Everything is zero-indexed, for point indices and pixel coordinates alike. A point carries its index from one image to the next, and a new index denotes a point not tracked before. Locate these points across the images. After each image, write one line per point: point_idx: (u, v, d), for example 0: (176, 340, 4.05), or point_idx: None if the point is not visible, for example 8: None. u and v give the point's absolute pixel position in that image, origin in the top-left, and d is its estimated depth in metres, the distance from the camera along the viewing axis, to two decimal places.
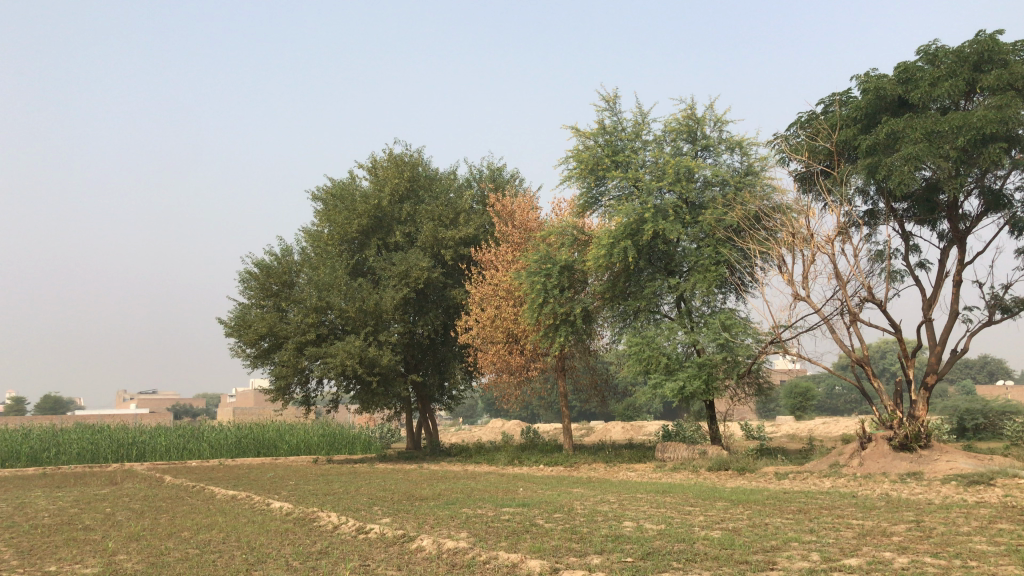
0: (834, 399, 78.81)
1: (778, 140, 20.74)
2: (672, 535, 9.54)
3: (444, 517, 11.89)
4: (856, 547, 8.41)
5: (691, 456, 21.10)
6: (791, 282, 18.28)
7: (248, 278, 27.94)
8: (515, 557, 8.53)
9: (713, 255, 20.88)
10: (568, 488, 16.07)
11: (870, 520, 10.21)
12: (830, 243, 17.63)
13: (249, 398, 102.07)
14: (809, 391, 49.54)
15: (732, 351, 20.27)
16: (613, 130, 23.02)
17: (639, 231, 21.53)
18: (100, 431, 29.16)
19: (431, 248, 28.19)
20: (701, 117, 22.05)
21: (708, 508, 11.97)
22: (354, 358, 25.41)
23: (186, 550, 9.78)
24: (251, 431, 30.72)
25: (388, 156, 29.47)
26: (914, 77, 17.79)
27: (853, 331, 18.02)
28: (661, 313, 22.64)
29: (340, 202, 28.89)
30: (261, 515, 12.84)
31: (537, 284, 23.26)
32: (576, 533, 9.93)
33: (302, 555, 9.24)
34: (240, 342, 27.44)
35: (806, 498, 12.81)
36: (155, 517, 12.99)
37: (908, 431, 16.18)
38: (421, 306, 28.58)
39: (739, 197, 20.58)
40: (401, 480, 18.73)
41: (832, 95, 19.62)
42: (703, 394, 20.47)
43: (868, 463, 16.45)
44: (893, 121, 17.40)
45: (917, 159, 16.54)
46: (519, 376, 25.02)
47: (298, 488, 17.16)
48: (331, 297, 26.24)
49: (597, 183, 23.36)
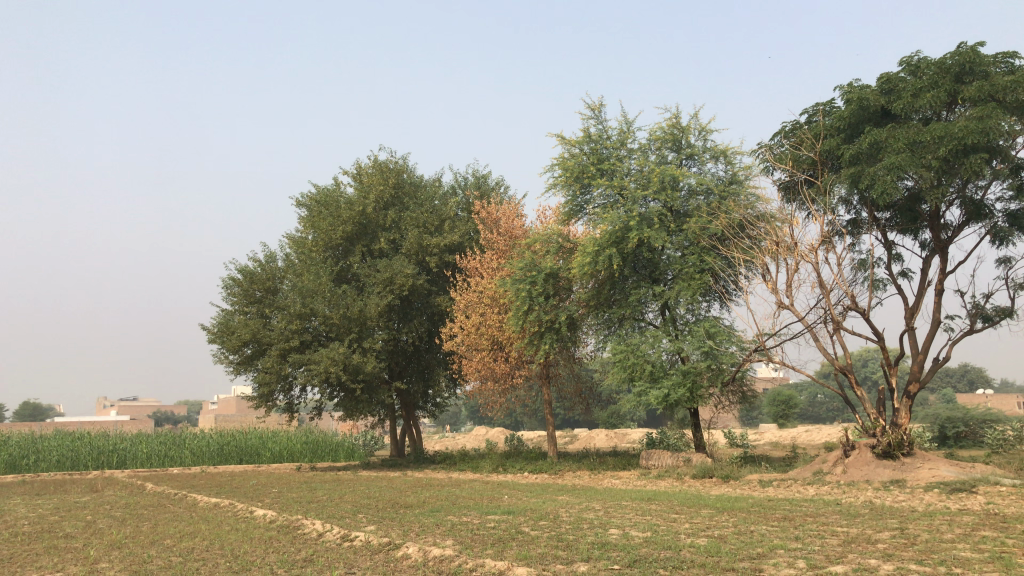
0: (817, 408, 79.28)
1: (762, 149, 20.87)
2: (658, 543, 9.54)
3: (430, 524, 11.85)
4: (842, 554, 8.45)
5: (676, 463, 21.14)
6: (775, 290, 18.38)
7: (232, 284, 27.88)
8: (502, 565, 8.50)
9: (698, 263, 21.03)
10: (554, 496, 16.04)
11: (854, 528, 10.26)
12: (814, 252, 17.75)
13: (231, 405, 101.54)
14: (791, 399, 49.93)
15: (716, 359, 20.35)
16: (598, 138, 23.07)
17: (624, 238, 21.59)
18: (80, 437, 28.91)
19: (415, 254, 28.13)
20: (685, 126, 22.17)
21: (694, 516, 11.99)
22: (337, 365, 25.33)
23: (170, 558, 9.69)
24: (234, 438, 30.50)
25: (373, 162, 29.43)
26: (897, 87, 18.01)
27: (837, 339, 18.13)
28: (646, 321, 22.70)
29: (324, 208, 28.82)
30: (245, 523, 12.75)
31: (522, 292, 23.28)
32: (563, 541, 9.91)
33: (287, 563, 9.18)
34: (223, 349, 27.36)
35: (791, 506, 12.84)
36: (137, 525, 12.85)
37: (891, 439, 16.25)
38: (405, 313, 28.49)
39: (723, 205, 20.66)
40: (386, 488, 18.64)
41: (816, 105, 19.79)
42: (688, 402, 20.47)
43: (851, 471, 16.51)
44: (876, 130, 17.57)
45: (900, 169, 16.71)
46: (503, 383, 24.93)
47: (281, 496, 17.08)
48: (315, 303, 26.15)
49: (583, 191, 23.45)
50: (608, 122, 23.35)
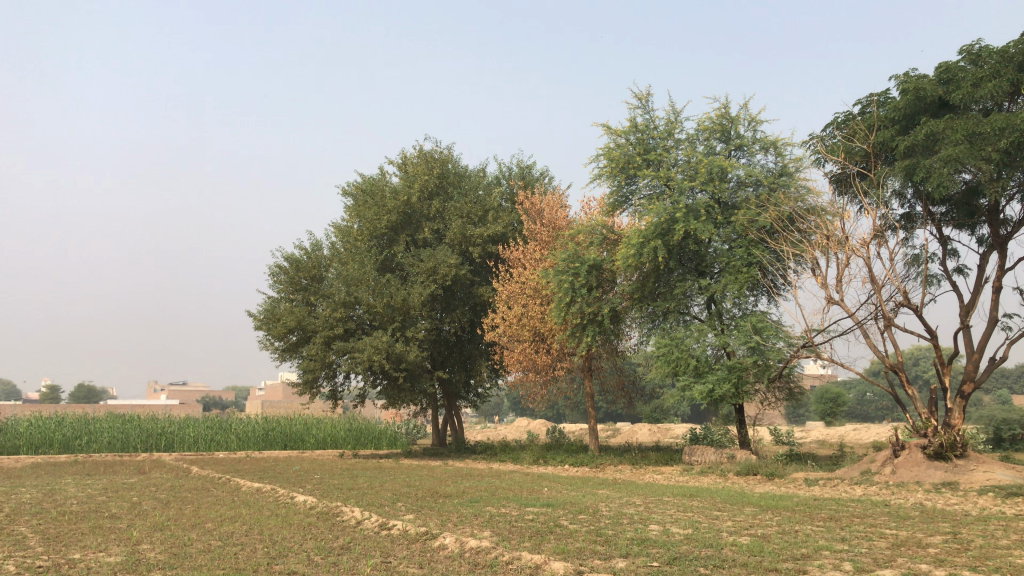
0: (865, 405, 77.84)
1: (814, 140, 20.40)
2: (700, 540, 9.32)
3: (468, 515, 11.80)
4: (891, 558, 8.16)
5: (720, 459, 20.83)
6: (825, 285, 17.93)
7: (278, 271, 28.20)
8: (539, 558, 8.36)
9: (746, 256, 20.60)
10: (594, 489, 15.90)
11: (904, 531, 9.92)
12: (865, 246, 17.27)
13: (278, 391, 103.20)
14: (839, 397, 48.89)
15: (763, 355, 19.93)
16: (645, 128, 22.72)
17: (669, 230, 21.25)
18: (130, 420, 29.48)
19: (459, 245, 28.12)
20: (734, 116, 21.74)
21: (737, 513, 11.75)
22: (381, 353, 25.44)
23: (210, 541, 9.75)
24: (279, 424, 30.84)
25: (418, 152, 29.48)
26: (956, 77, 17.43)
27: (888, 336, 17.62)
28: (691, 315, 22.34)
29: (370, 197, 28.98)
30: (285, 508, 12.82)
31: (564, 283, 23.11)
32: (602, 536, 9.76)
33: (324, 550, 9.16)
34: (269, 336, 27.69)
35: (836, 506, 12.53)
36: (180, 508, 12.99)
37: (944, 440, 15.78)
38: (448, 303, 28.50)
39: (773, 198, 20.24)
40: (427, 477, 18.64)
41: (870, 95, 19.28)
42: (733, 397, 20.19)
43: (901, 472, 16.02)
44: (933, 121, 17.02)
45: (957, 161, 16.17)
46: (545, 375, 24.83)
47: (323, 482, 17.17)
48: (359, 292, 26.29)
49: (628, 181, 23.09)
50: (655, 112, 22.95)
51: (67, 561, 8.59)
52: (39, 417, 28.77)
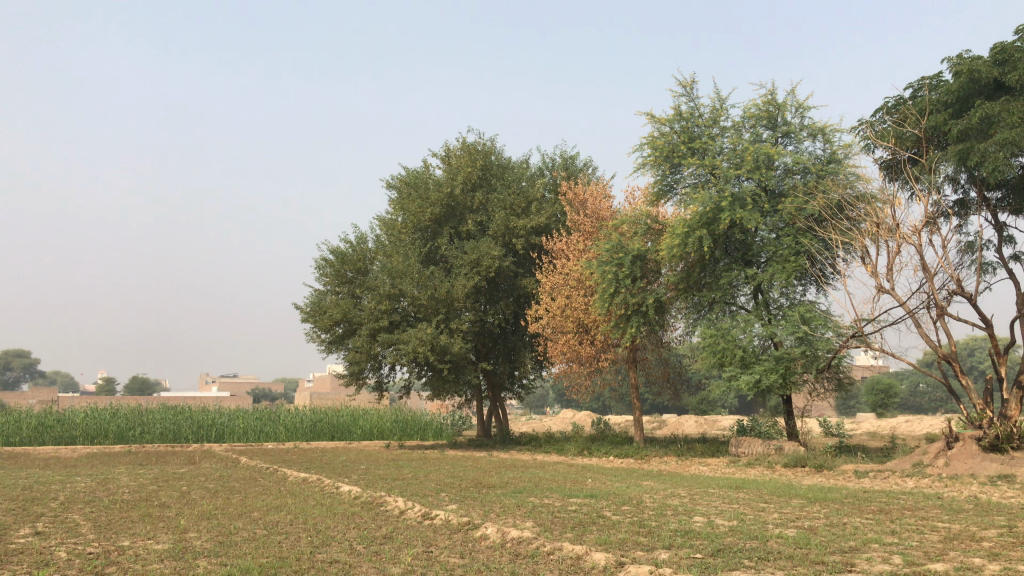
0: (918, 397, 76.32)
1: (863, 125, 19.91)
2: (745, 532, 9.20)
3: (512, 505, 11.78)
4: (942, 552, 7.95)
5: (767, 452, 20.54)
6: (875, 274, 17.54)
7: (324, 265, 28.53)
8: (580, 549, 8.30)
9: (793, 246, 20.29)
10: (638, 480, 15.81)
11: (957, 524, 9.67)
12: (917, 234, 16.83)
13: (325, 381, 105.05)
14: (891, 387, 47.95)
15: (811, 345, 19.57)
16: (690, 116, 22.44)
17: (715, 220, 20.96)
18: (182, 411, 30.10)
19: (502, 236, 28.07)
20: (781, 103, 21.34)
21: (784, 505, 11.56)
22: (426, 345, 25.53)
23: (255, 530, 9.88)
24: (326, 415, 31.26)
25: (461, 144, 29.49)
26: (1012, 58, 16.87)
27: (940, 326, 17.18)
28: (737, 305, 21.98)
29: (413, 190, 29.13)
30: (330, 497, 12.98)
31: (608, 274, 22.91)
32: (644, 527, 9.68)
33: (367, 539, 9.23)
34: (316, 328, 28.04)
35: (887, 498, 12.24)
36: (228, 497, 13.20)
37: (1000, 431, 15.39)
38: (492, 295, 28.54)
39: (821, 185, 19.81)
40: (470, 468, 18.62)
41: (921, 79, 18.79)
42: (780, 389, 19.89)
43: (955, 464, 15.62)
44: (988, 104, 16.52)
45: (1013, 145, 15.72)
46: (590, 367, 24.75)
47: (368, 473, 17.32)
48: (403, 284, 26.42)
49: (672, 170, 22.79)
50: (700, 99, 22.61)
51: (116, 548, 8.78)
52: (95, 409, 29.46)
